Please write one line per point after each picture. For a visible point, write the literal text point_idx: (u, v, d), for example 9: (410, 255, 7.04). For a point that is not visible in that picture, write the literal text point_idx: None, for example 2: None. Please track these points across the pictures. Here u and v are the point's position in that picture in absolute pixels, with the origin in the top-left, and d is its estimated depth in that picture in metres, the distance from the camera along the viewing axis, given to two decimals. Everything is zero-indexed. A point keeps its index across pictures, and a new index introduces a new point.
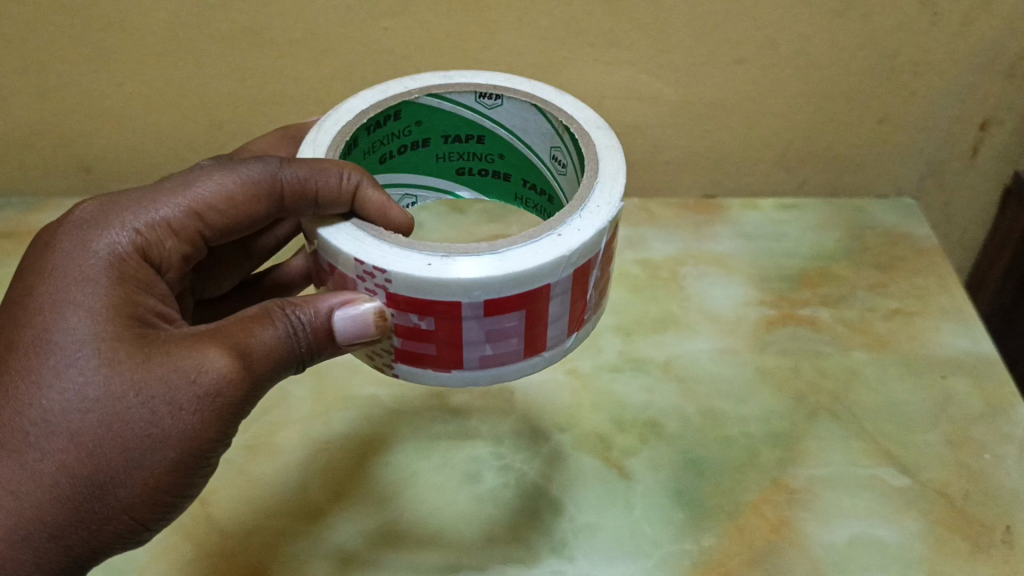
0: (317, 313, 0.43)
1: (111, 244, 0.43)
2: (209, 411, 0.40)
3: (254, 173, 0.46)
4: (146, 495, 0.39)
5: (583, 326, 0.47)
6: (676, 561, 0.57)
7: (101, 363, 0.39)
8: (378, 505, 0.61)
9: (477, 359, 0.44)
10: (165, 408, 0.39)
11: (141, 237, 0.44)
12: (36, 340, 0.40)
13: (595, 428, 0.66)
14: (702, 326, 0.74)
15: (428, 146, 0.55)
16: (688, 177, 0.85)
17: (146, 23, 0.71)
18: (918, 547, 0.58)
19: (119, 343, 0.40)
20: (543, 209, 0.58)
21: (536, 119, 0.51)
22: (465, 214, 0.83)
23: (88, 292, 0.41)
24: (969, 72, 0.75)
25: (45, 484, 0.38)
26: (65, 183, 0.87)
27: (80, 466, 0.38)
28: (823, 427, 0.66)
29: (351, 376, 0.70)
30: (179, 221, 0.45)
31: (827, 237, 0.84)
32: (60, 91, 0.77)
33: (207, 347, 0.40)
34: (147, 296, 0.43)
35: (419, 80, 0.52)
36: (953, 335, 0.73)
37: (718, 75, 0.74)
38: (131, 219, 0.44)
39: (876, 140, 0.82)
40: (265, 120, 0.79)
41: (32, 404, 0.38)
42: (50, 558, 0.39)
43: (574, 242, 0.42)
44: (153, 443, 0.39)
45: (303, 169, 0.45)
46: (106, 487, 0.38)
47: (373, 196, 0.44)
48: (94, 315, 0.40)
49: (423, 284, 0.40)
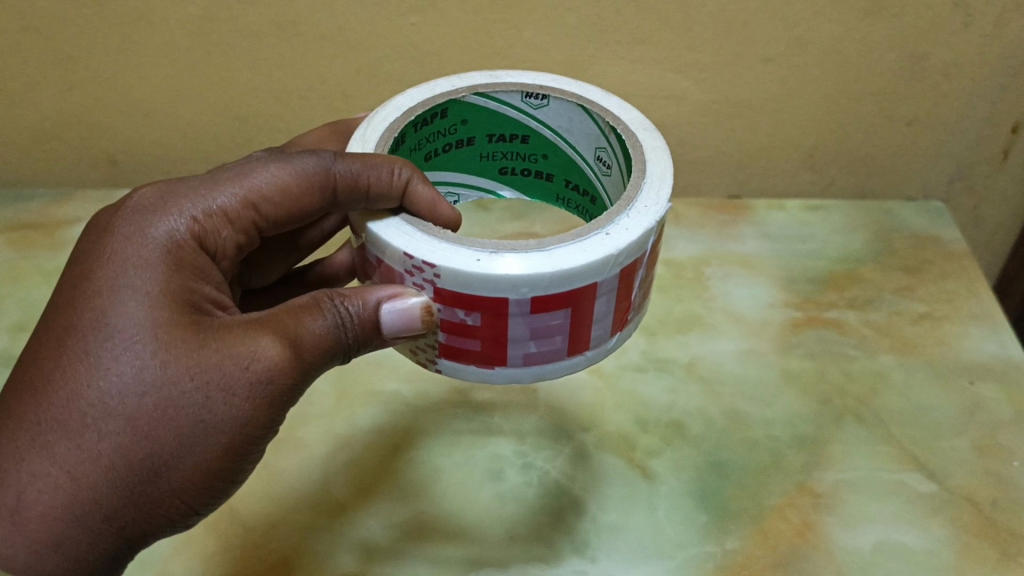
0: (365, 306, 0.42)
1: (169, 230, 0.44)
2: (260, 398, 0.40)
3: (308, 166, 0.46)
4: (197, 479, 0.40)
5: (626, 326, 0.47)
6: (699, 563, 0.57)
7: (157, 348, 0.39)
8: (400, 500, 0.61)
9: (520, 356, 0.44)
10: (218, 394, 0.39)
11: (197, 225, 0.45)
12: (93, 323, 0.40)
13: (619, 428, 0.66)
14: (727, 327, 0.74)
15: (472, 145, 0.55)
16: (713, 176, 0.84)
17: (175, 17, 0.71)
18: (944, 554, 0.58)
19: (175, 328, 0.40)
20: (585, 210, 0.58)
21: (581, 119, 0.51)
22: (489, 211, 0.83)
23: (146, 278, 0.41)
24: (1001, 74, 0.74)
25: (101, 465, 0.38)
26: (90, 176, 0.87)
27: (135, 449, 0.38)
28: (849, 431, 0.65)
29: (376, 372, 0.70)
30: (235, 210, 0.46)
31: (855, 239, 0.83)
32: (88, 83, 0.78)
33: (260, 334, 0.41)
34: (203, 284, 0.43)
35: (465, 79, 0.52)
36: (982, 340, 0.73)
37: (745, 75, 0.74)
38: (188, 207, 0.45)
39: (904, 141, 0.81)
40: (290, 115, 0.79)
41: (89, 385, 0.39)
42: (105, 538, 0.39)
43: (625, 245, 0.41)
44: (206, 429, 0.39)
45: (355, 164, 0.44)
46: (159, 470, 0.39)
47: (423, 192, 0.44)
48: (150, 300, 0.41)
49: (471, 280, 0.40)
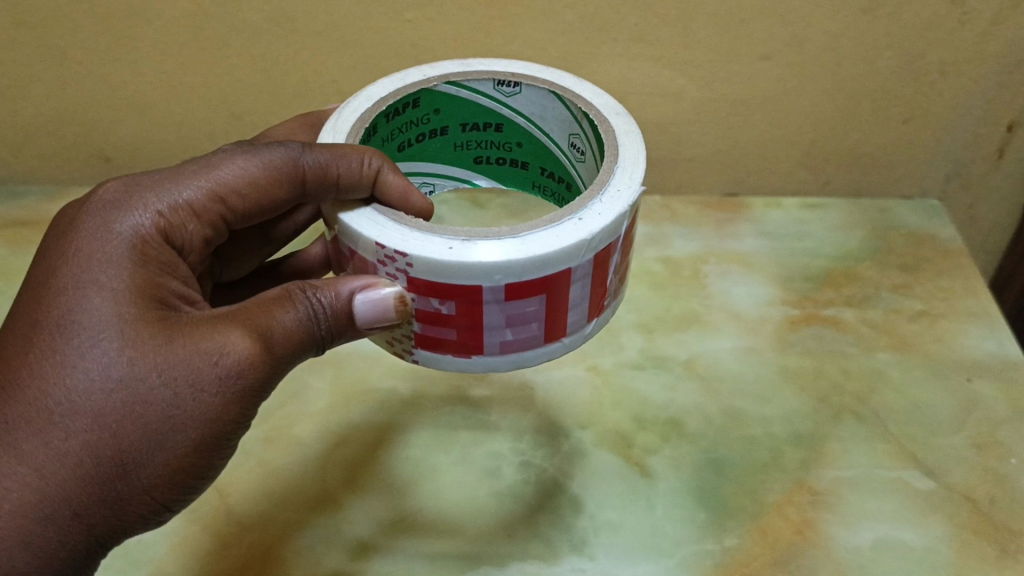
0: (337, 296, 0.42)
1: (134, 226, 0.43)
2: (230, 393, 0.40)
3: (276, 158, 0.46)
4: (167, 475, 0.39)
5: (602, 312, 0.47)
6: (698, 560, 0.57)
7: (124, 345, 0.39)
8: (396, 498, 0.61)
9: (497, 344, 0.43)
10: (187, 390, 0.39)
11: (164, 219, 0.44)
12: (59, 320, 0.40)
13: (615, 425, 0.65)
14: (724, 325, 0.73)
15: (446, 135, 0.54)
16: (710, 175, 0.84)
17: (170, 13, 0.71)
18: (943, 551, 0.58)
19: (142, 324, 0.40)
20: (561, 198, 0.58)
21: (551, 105, 0.51)
22: (486, 209, 0.83)
23: (111, 274, 0.41)
24: (997, 73, 0.74)
25: (70, 462, 0.38)
26: (83, 173, 0.86)
27: (104, 446, 0.38)
28: (847, 428, 0.65)
29: (368, 369, 0.70)
30: (201, 204, 0.45)
31: (851, 237, 0.83)
32: (82, 79, 0.77)
33: (229, 329, 0.40)
34: (170, 279, 0.43)
35: (437, 68, 0.51)
36: (979, 338, 0.72)
37: (742, 73, 0.74)
38: (153, 202, 0.44)
39: (901, 140, 0.81)
40: (287, 112, 0.79)
41: (56, 383, 0.38)
42: (76, 536, 0.39)
43: (600, 230, 0.41)
44: (176, 426, 0.39)
45: (325, 154, 0.44)
46: (128, 467, 0.38)
47: (395, 182, 0.44)
48: (117, 296, 0.40)
49: (444, 268, 0.40)
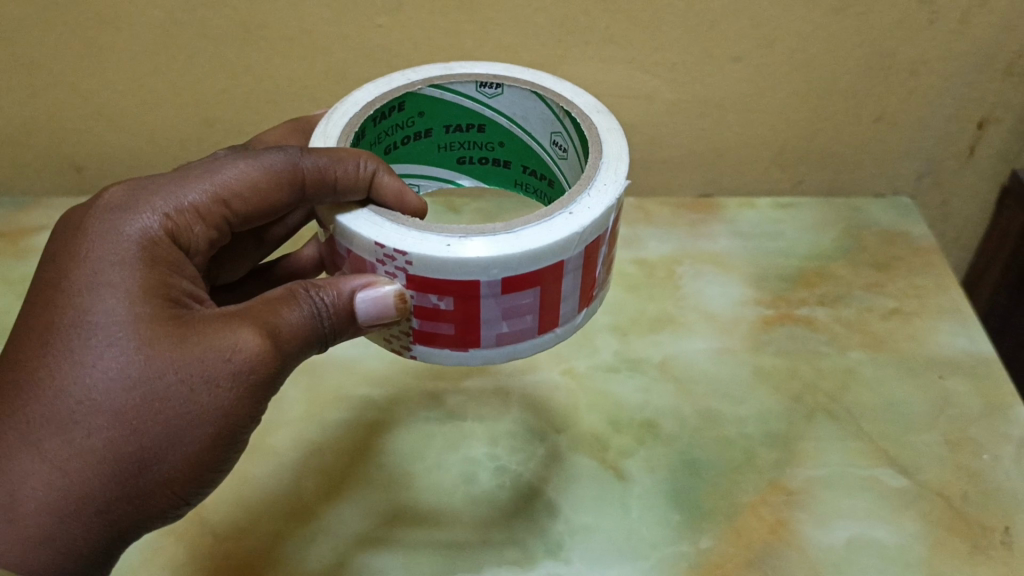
0: (340, 295, 0.42)
1: (142, 228, 0.43)
2: (244, 389, 0.40)
3: (276, 160, 0.45)
4: (186, 468, 0.39)
5: (592, 302, 0.47)
6: (673, 562, 0.57)
7: (139, 343, 0.39)
8: (371, 506, 0.60)
9: (493, 337, 0.43)
10: (203, 386, 0.39)
11: (170, 221, 0.44)
12: (74, 321, 0.39)
13: (591, 428, 0.65)
14: (699, 326, 0.73)
15: (430, 137, 0.54)
16: (684, 175, 0.84)
17: (138, 21, 0.70)
18: (917, 548, 0.58)
19: (155, 323, 0.39)
20: (544, 195, 0.57)
21: (530, 108, 0.51)
22: (461, 213, 0.82)
23: (123, 275, 0.41)
24: (967, 71, 0.75)
25: (91, 459, 0.38)
26: (57, 183, 0.86)
27: (125, 443, 0.38)
28: (821, 427, 0.65)
29: (345, 377, 0.69)
30: (206, 206, 0.44)
31: (824, 236, 0.83)
32: (52, 89, 0.76)
33: (239, 326, 0.40)
34: (178, 279, 0.43)
35: (420, 71, 0.51)
36: (951, 334, 0.73)
37: (713, 74, 0.74)
38: (160, 204, 0.44)
39: (873, 139, 0.81)
40: (260, 119, 0.78)
41: (75, 382, 0.38)
42: (99, 531, 0.39)
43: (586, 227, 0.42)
44: (190, 422, 0.39)
45: (323, 158, 0.44)
46: (148, 462, 0.39)
47: (389, 182, 0.44)
48: (131, 296, 0.40)
49: (443, 265, 0.40)
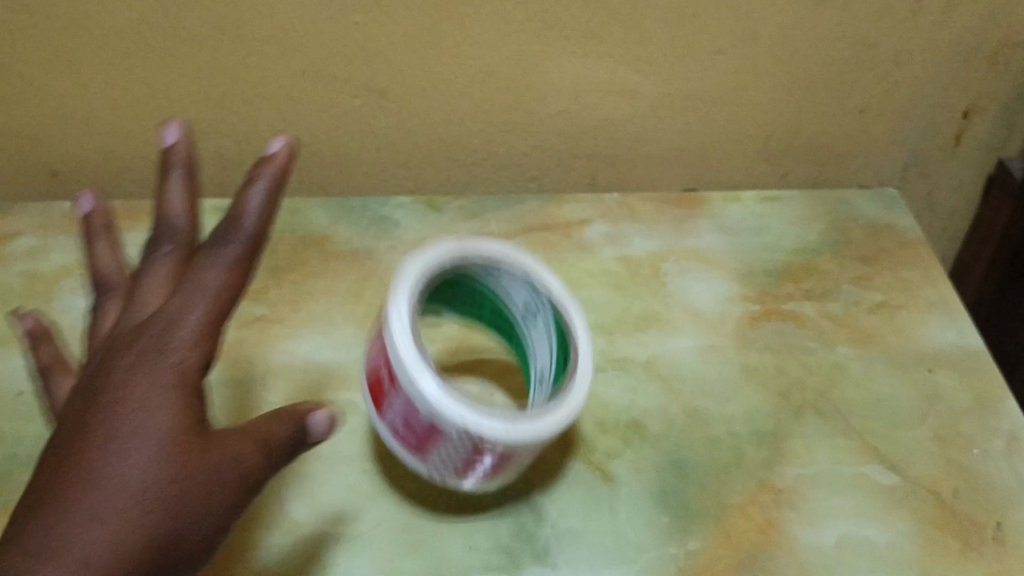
0: (311, 429, 0.49)
1: (175, 363, 0.48)
2: (253, 489, 0.47)
3: (238, 254, 0.51)
4: (208, 538, 0.46)
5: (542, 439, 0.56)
6: (661, 566, 0.56)
7: (173, 451, 0.45)
8: (354, 515, 0.59)
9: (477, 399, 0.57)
10: (228, 483, 0.46)
11: (185, 355, 0.49)
12: (107, 438, 0.45)
13: (577, 430, 0.64)
14: (685, 324, 0.72)
15: None
16: (668, 170, 0.83)
17: (112, 22, 0.69)
18: (908, 546, 0.58)
19: (185, 437, 0.46)
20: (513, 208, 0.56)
21: (513, 266, 0.63)
22: (442, 212, 0.80)
23: (157, 402, 0.46)
24: (950, 60, 0.75)
25: (137, 547, 0.42)
26: (27, 188, 0.82)
27: (169, 529, 0.44)
28: (809, 425, 0.65)
29: (324, 384, 0.67)
30: (206, 326, 0.50)
31: (810, 230, 0.80)
32: (24, 93, 0.74)
33: (239, 444, 0.47)
34: (200, 392, 0.49)
35: None
36: (940, 328, 0.72)
37: (696, 67, 0.74)
38: (179, 337, 0.49)
39: (859, 131, 0.81)
40: (238, 120, 0.76)
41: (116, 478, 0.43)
42: None
43: (585, 364, 0.60)
44: (212, 507, 0.46)
45: (256, 184, 0.52)
46: (182, 537, 0.44)
47: (287, 166, 0.53)
48: (162, 413, 0.46)
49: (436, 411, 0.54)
